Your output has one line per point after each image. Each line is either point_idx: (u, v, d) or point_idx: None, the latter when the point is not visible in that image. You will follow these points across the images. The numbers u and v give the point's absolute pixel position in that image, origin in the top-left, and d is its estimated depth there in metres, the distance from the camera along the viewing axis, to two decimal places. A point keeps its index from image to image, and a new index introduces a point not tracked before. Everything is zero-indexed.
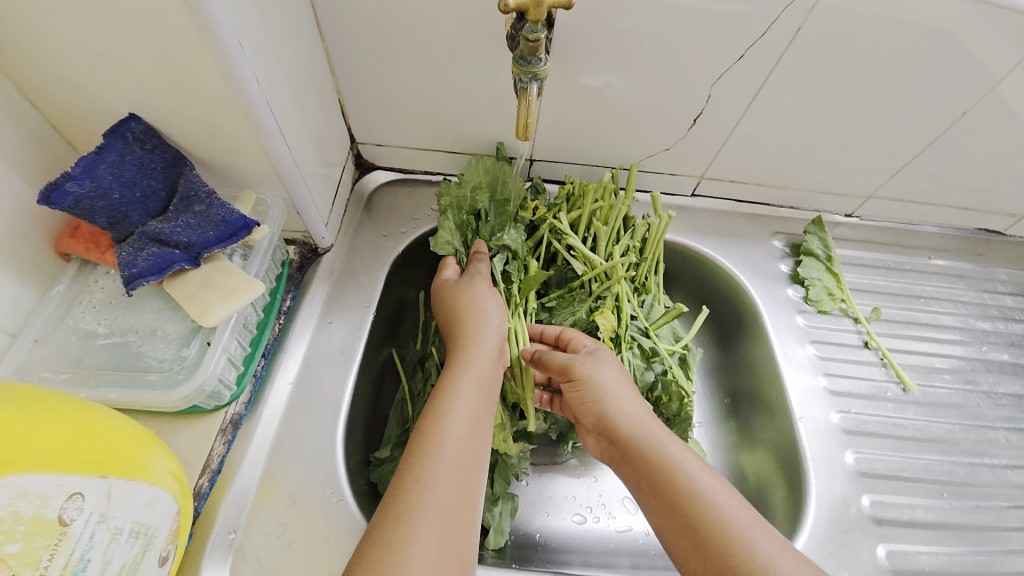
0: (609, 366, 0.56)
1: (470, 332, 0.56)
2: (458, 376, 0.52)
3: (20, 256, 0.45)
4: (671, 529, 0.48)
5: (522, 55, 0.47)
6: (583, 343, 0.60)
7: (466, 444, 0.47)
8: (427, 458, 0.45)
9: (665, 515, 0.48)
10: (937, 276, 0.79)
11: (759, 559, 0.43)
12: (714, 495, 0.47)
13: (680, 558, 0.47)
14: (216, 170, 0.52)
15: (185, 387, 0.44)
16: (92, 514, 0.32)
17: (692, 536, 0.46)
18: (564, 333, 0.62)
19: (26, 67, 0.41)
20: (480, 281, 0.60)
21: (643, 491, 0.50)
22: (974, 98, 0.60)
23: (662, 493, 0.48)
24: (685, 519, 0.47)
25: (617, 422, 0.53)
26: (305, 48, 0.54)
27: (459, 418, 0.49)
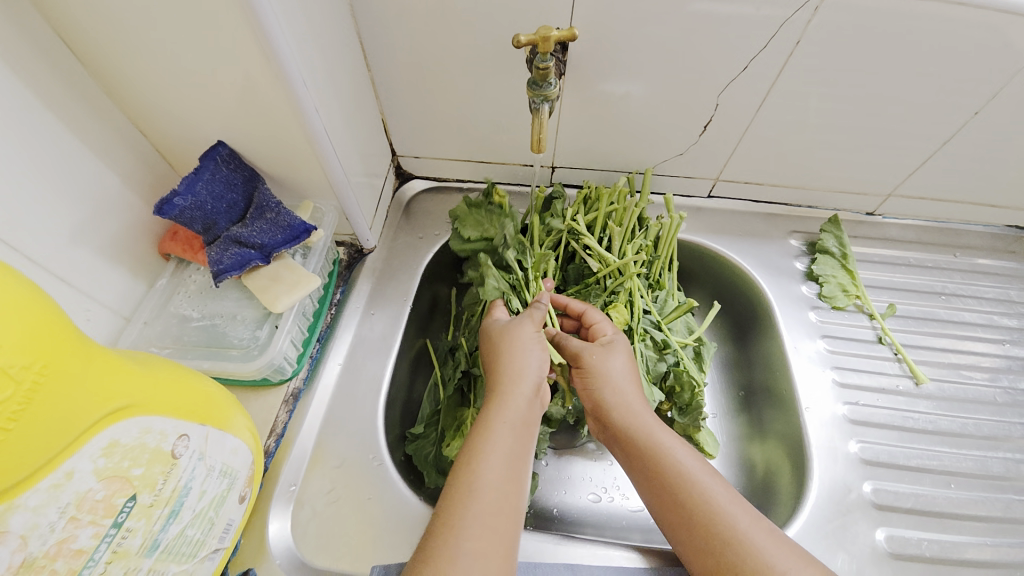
0: (616, 356, 0.61)
1: (506, 374, 0.55)
2: (493, 418, 0.51)
3: (134, 255, 0.57)
4: (662, 503, 0.53)
5: (535, 81, 0.55)
6: (604, 331, 0.65)
7: (503, 488, 0.47)
8: (465, 498, 0.45)
9: (656, 490, 0.54)
10: (965, 273, 0.79)
11: (744, 537, 0.47)
12: (699, 475, 0.52)
13: (669, 528, 0.53)
14: (282, 183, 0.62)
15: (258, 360, 0.54)
16: (195, 453, 0.41)
17: (680, 508, 0.51)
18: (588, 313, 0.68)
19: (144, 106, 0.53)
20: (526, 324, 0.59)
21: (636, 470, 0.56)
22: (983, 97, 0.62)
23: (654, 473, 0.54)
24: (672, 494, 0.52)
25: (615, 408, 0.58)
26: (356, 79, 0.63)
27: (495, 463, 0.48)
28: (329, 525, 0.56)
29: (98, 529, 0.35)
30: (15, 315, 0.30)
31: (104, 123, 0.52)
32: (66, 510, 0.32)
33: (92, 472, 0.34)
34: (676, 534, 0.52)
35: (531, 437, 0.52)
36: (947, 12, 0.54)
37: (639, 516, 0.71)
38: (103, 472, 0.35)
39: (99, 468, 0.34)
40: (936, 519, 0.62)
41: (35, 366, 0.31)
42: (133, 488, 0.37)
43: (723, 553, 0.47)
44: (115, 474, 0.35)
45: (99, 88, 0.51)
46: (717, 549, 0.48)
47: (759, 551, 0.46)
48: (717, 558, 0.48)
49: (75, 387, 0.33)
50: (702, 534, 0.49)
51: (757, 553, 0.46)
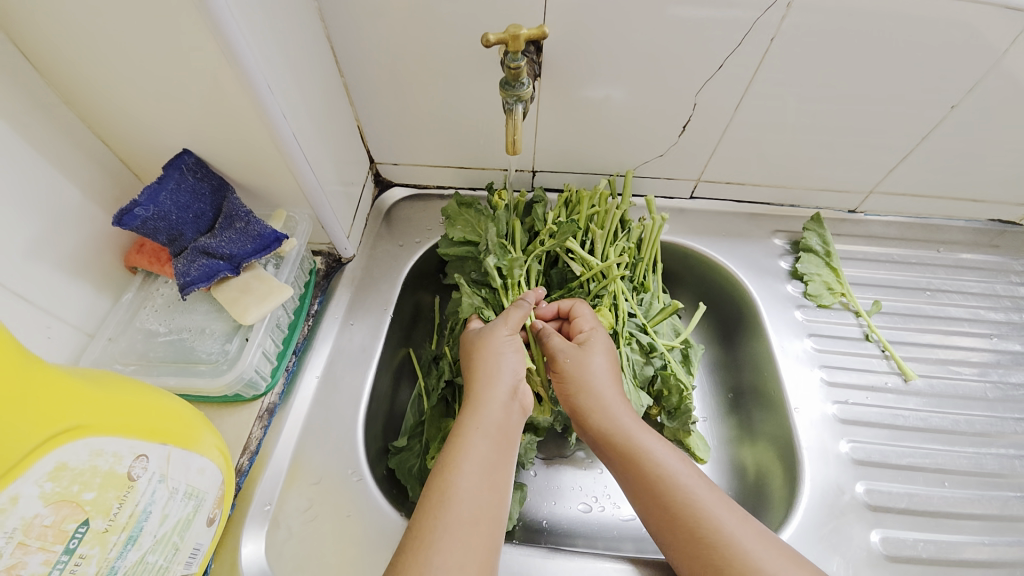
0: (593, 355, 0.60)
1: (482, 380, 0.54)
2: (469, 426, 0.50)
3: (98, 269, 0.55)
4: (646, 506, 0.52)
5: (508, 81, 0.55)
6: (583, 325, 0.64)
7: (480, 497, 0.45)
8: (440, 509, 0.44)
9: (639, 494, 0.52)
10: (948, 268, 0.79)
11: (729, 539, 0.46)
12: (681, 476, 0.51)
13: (655, 532, 0.51)
14: (253, 192, 0.61)
15: (227, 375, 0.52)
16: (155, 474, 0.39)
17: (663, 512, 0.50)
18: (574, 307, 0.67)
19: (104, 114, 0.51)
20: (497, 328, 0.58)
21: (618, 475, 0.54)
22: (957, 92, 0.62)
23: (638, 477, 0.52)
24: (656, 497, 0.51)
25: (593, 412, 0.56)
26: (328, 85, 0.62)
27: (471, 472, 0.46)
28: (306, 545, 0.53)
29: (49, 557, 0.33)
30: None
31: (63, 133, 0.50)
32: (11, 537, 0.31)
33: (37, 497, 0.32)
34: (661, 538, 0.50)
35: (510, 444, 0.51)
36: (918, 7, 0.54)
37: (631, 525, 0.69)
38: (50, 497, 0.33)
39: (44, 493, 0.32)
40: (932, 520, 0.60)
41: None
42: (85, 514, 0.34)
43: (708, 556, 0.46)
44: (64, 499, 0.33)
45: (58, 97, 0.49)
46: (702, 552, 0.47)
47: (744, 553, 0.45)
48: (703, 562, 0.46)
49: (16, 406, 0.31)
50: (686, 537, 0.48)
51: (743, 556, 0.45)
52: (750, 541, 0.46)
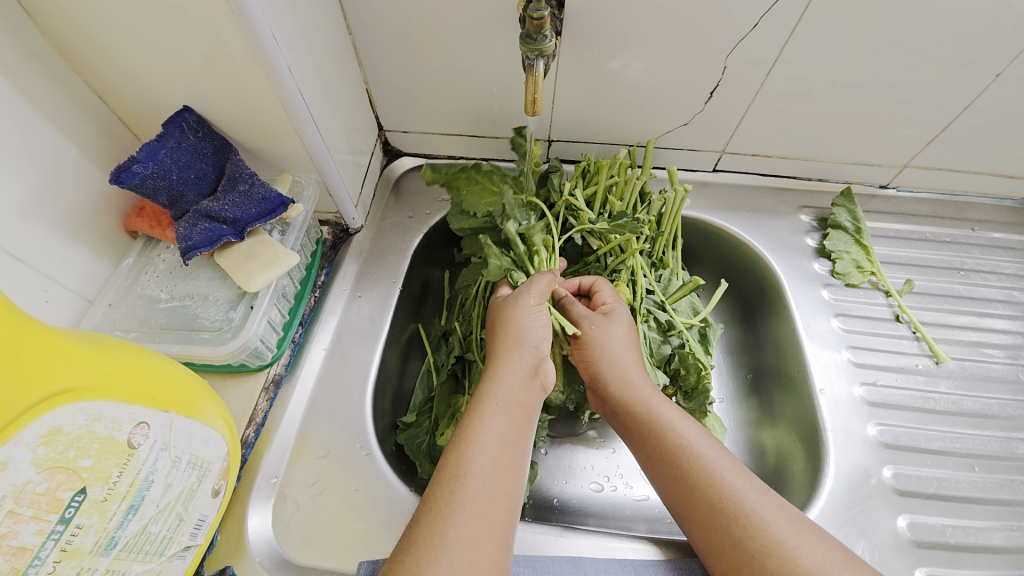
0: (616, 325, 0.57)
1: (501, 354, 0.51)
2: (485, 401, 0.47)
3: (97, 233, 0.52)
4: (661, 476, 0.50)
5: (529, 33, 0.50)
6: (604, 300, 0.61)
7: (496, 472, 0.43)
8: (453, 481, 0.41)
9: (656, 465, 0.50)
10: (982, 247, 0.75)
11: (753, 510, 0.44)
12: (703, 447, 0.49)
13: (670, 504, 0.49)
14: (256, 154, 0.58)
15: (232, 343, 0.50)
16: (157, 442, 0.37)
17: (681, 485, 0.48)
18: (594, 282, 0.63)
19: (98, 67, 0.48)
20: (527, 296, 0.54)
21: (635, 445, 0.52)
22: (1010, 57, 0.57)
23: (654, 447, 0.50)
24: (673, 470, 0.48)
25: (614, 380, 0.54)
26: (334, 41, 0.58)
27: (487, 446, 0.44)
28: (315, 519, 0.52)
29: (42, 526, 0.31)
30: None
31: (56, 87, 0.47)
32: (1, 504, 0.29)
33: (29, 463, 0.30)
34: (679, 512, 0.48)
35: (529, 422, 0.49)
36: None
37: (643, 505, 0.68)
38: (44, 463, 0.31)
39: (38, 459, 0.30)
40: (959, 505, 0.58)
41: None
42: (82, 482, 0.33)
43: (728, 529, 0.44)
44: (59, 465, 0.31)
45: (50, 47, 0.46)
46: (723, 525, 0.45)
47: (769, 528, 0.43)
48: (720, 535, 0.45)
49: (3, 370, 0.29)
50: (705, 509, 0.46)
51: (766, 532, 0.43)
52: (777, 515, 0.44)
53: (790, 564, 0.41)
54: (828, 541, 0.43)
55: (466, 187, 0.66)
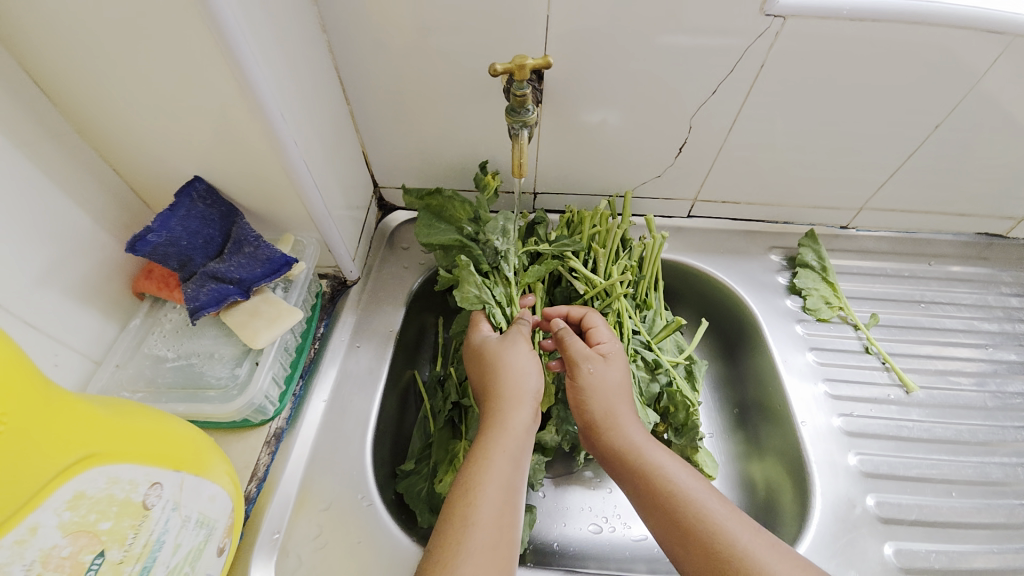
0: (611, 369, 0.59)
1: (506, 397, 0.52)
2: (494, 446, 0.48)
3: (106, 296, 0.54)
4: (658, 521, 0.51)
5: (513, 107, 0.55)
6: (602, 337, 0.63)
7: (500, 522, 0.44)
8: (462, 533, 0.42)
9: (650, 510, 0.52)
10: (941, 280, 0.81)
11: (744, 548, 0.46)
12: (694, 487, 0.51)
13: (666, 547, 0.50)
14: (260, 216, 0.61)
15: (239, 400, 0.50)
16: (168, 502, 0.38)
17: (675, 527, 0.49)
18: (588, 316, 0.65)
19: (116, 144, 0.52)
20: (520, 342, 0.57)
21: (630, 490, 0.54)
22: (939, 112, 0.65)
23: (649, 493, 0.52)
24: (667, 513, 0.50)
25: (608, 429, 0.56)
26: (335, 111, 0.64)
27: (493, 495, 0.45)
28: (315, 575, 0.52)
29: None
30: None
31: (78, 163, 0.51)
32: (31, 568, 0.29)
33: (56, 528, 0.31)
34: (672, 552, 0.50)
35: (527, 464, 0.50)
36: (899, 35, 0.57)
37: (642, 545, 0.68)
38: (68, 527, 0.31)
39: (64, 523, 0.31)
40: (941, 530, 0.61)
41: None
42: (102, 545, 0.33)
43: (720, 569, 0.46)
44: (81, 529, 0.32)
45: (71, 127, 0.49)
46: (716, 567, 0.46)
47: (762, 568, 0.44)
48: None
49: (42, 434, 0.31)
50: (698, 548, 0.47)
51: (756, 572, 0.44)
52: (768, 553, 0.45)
53: None
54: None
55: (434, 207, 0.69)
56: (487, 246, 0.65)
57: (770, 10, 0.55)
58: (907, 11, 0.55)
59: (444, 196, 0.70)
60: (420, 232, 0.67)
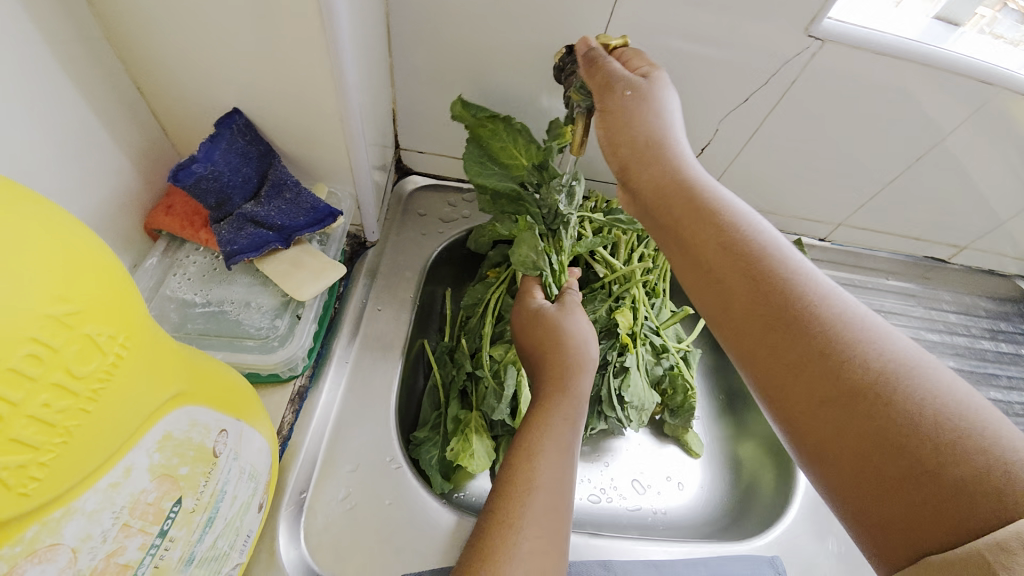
0: (657, 88, 0.52)
1: (565, 367, 0.55)
2: (554, 415, 0.51)
3: (118, 231, 0.49)
4: (801, 403, 0.39)
5: (582, 85, 0.56)
6: (639, 66, 0.55)
7: (559, 483, 0.46)
8: (524, 495, 0.44)
9: (789, 383, 0.40)
10: (895, 294, 0.93)
11: (881, 381, 0.37)
12: (813, 305, 0.41)
13: (798, 365, 0.40)
14: (295, 162, 0.57)
15: (281, 352, 0.49)
16: (231, 451, 0.36)
17: (814, 373, 0.39)
18: (630, 53, 0.56)
19: (148, 60, 0.46)
20: (577, 313, 0.60)
21: (750, 337, 0.43)
22: (924, 147, 0.74)
23: (781, 332, 0.41)
24: (804, 366, 0.40)
25: (704, 248, 0.47)
26: (379, 62, 0.61)
27: (552, 462, 0.47)
28: (346, 537, 0.51)
29: (144, 541, 0.29)
30: (102, 272, 0.24)
31: (102, 76, 0.45)
32: (119, 516, 0.27)
33: (145, 470, 0.28)
34: (799, 436, 0.40)
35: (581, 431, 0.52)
36: (911, 73, 0.64)
37: (637, 514, 0.73)
38: (155, 470, 0.29)
39: (152, 465, 0.28)
40: None
41: (121, 338, 0.25)
42: (180, 491, 0.31)
43: (865, 444, 0.36)
44: (165, 473, 0.30)
45: (99, 31, 0.43)
46: (882, 460, 0.35)
47: (911, 417, 0.35)
48: (860, 459, 0.36)
49: (149, 365, 0.27)
50: (836, 420, 0.37)
51: (885, 374, 0.37)
52: (924, 393, 0.36)
53: (959, 461, 0.33)
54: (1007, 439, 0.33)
55: (489, 138, 0.65)
56: (546, 206, 0.65)
57: (813, 31, 0.60)
58: (921, 53, 0.62)
59: (507, 125, 0.64)
60: (469, 166, 0.65)
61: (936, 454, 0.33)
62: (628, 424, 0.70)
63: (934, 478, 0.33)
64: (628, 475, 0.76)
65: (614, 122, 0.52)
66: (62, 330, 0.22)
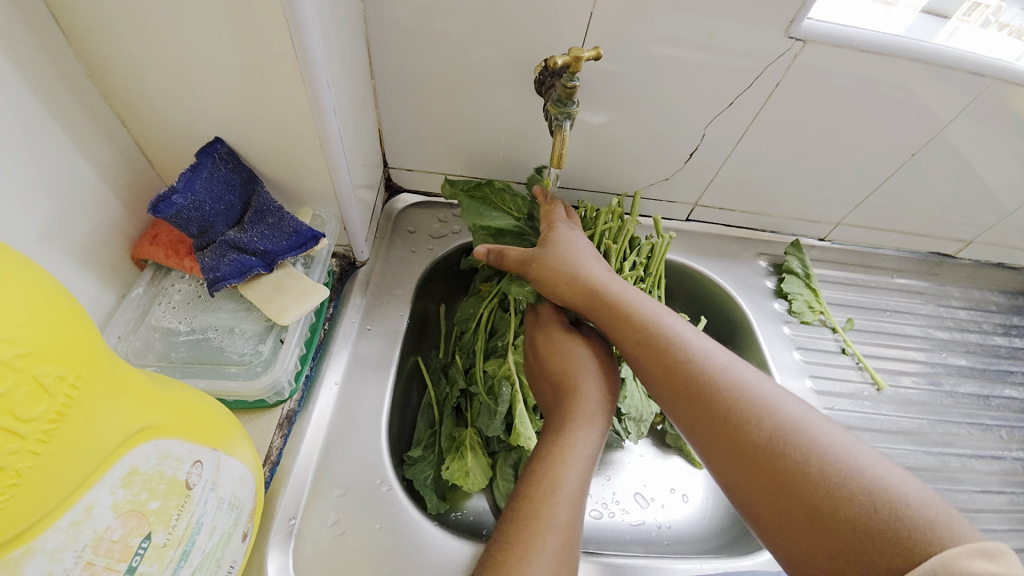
0: (579, 236, 0.63)
1: (579, 401, 0.57)
2: (568, 449, 0.52)
3: (105, 262, 0.50)
4: (732, 465, 0.45)
5: (560, 98, 0.56)
6: (559, 217, 0.65)
7: (572, 518, 0.47)
8: (544, 535, 0.45)
9: (720, 446, 0.46)
10: (901, 292, 0.91)
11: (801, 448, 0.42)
12: (737, 384, 0.48)
13: (722, 430, 0.46)
14: (279, 187, 0.57)
15: (264, 378, 0.49)
16: (209, 482, 0.35)
17: (738, 440, 0.45)
18: (553, 207, 0.67)
19: (128, 96, 0.47)
20: (589, 346, 0.61)
21: (681, 410, 0.49)
22: (919, 142, 0.72)
23: (710, 403, 0.47)
24: (733, 433, 0.45)
25: (637, 340, 0.54)
26: (360, 84, 0.61)
27: (569, 498, 0.48)
28: (336, 563, 0.50)
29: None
30: (55, 314, 0.25)
31: (85, 113, 0.46)
32: (82, 554, 0.27)
33: (109, 507, 0.28)
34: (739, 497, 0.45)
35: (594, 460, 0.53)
36: (899, 68, 0.63)
37: (640, 529, 0.71)
38: (121, 507, 0.29)
39: (116, 502, 0.28)
40: None
41: (70, 377, 0.26)
42: (150, 527, 0.30)
43: (793, 507, 0.41)
44: (132, 508, 0.29)
45: (82, 70, 0.44)
46: (806, 516, 0.40)
47: (832, 486, 0.40)
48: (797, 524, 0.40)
49: (105, 400, 0.28)
50: (760, 481, 0.43)
51: (801, 443, 0.42)
52: (849, 468, 0.40)
53: (868, 523, 0.38)
54: (906, 488, 0.39)
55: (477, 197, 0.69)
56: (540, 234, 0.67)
57: (793, 33, 0.59)
58: (907, 48, 0.61)
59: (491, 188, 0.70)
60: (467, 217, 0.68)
61: (854, 518, 0.38)
62: (626, 437, 0.70)
63: (852, 531, 0.38)
64: (631, 489, 0.74)
65: (548, 267, 0.60)
66: (10, 373, 0.22)
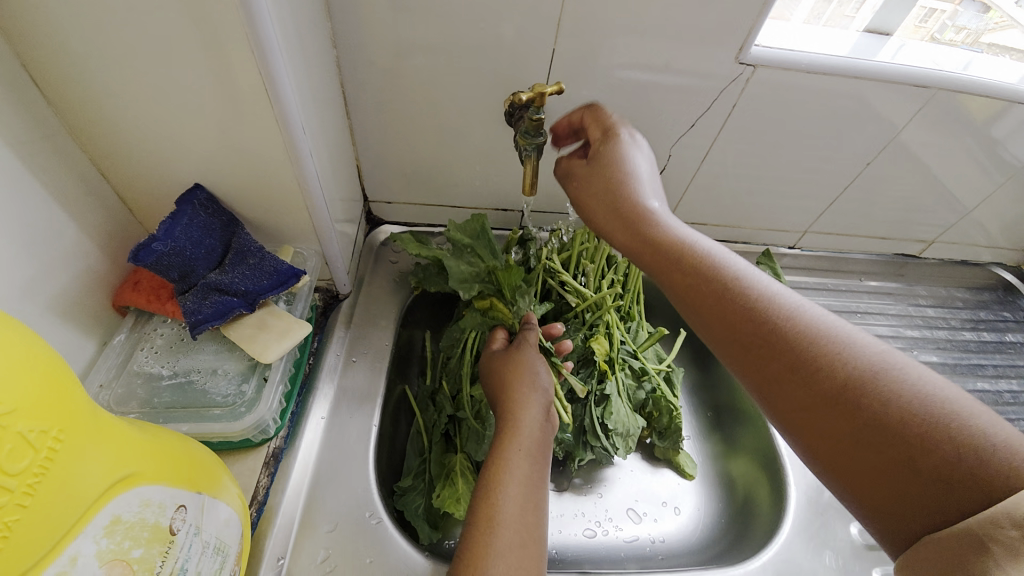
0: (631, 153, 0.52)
1: (513, 403, 0.57)
2: (510, 446, 0.51)
3: (87, 311, 0.50)
4: (780, 388, 0.42)
5: (527, 130, 0.58)
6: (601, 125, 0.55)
7: (522, 515, 0.45)
8: (489, 534, 0.43)
9: (766, 370, 0.43)
10: (871, 294, 0.94)
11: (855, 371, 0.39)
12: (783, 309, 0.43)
13: (768, 353, 0.43)
14: (260, 228, 0.59)
15: (247, 418, 0.50)
16: (191, 526, 0.36)
17: (785, 362, 0.42)
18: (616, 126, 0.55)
19: (109, 150, 0.49)
20: (527, 347, 0.64)
21: (726, 333, 0.45)
22: (872, 152, 0.77)
23: (753, 328, 0.43)
24: (778, 357, 0.42)
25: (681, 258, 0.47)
26: (336, 123, 0.64)
27: (514, 492, 0.47)
28: None
29: None
30: (37, 370, 0.26)
31: (67, 169, 0.47)
32: None
33: (93, 557, 0.28)
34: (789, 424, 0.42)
35: (545, 456, 0.53)
36: (845, 86, 0.67)
37: (634, 546, 0.71)
38: (104, 555, 0.29)
39: (100, 551, 0.29)
40: None
41: (53, 432, 0.26)
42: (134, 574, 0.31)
43: (848, 433, 0.38)
44: (115, 557, 0.30)
45: (63, 128, 0.46)
46: (865, 437, 0.38)
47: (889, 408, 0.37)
48: (867, 459, 0.37)
49: (88, 451, 0.29)
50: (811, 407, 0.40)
51: (871, 376, 0.38)
52: (903, 390, 0.37)
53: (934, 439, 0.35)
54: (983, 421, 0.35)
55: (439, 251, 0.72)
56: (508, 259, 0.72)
57: (743, 59, 0.63)
58: (850, 66, 0.65)
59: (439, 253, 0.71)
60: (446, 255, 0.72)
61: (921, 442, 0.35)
62: (615, 452, 0.70)
63: (930, 468, 0.35)
64: (623, 506, 0.74)
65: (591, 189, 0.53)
66: None
